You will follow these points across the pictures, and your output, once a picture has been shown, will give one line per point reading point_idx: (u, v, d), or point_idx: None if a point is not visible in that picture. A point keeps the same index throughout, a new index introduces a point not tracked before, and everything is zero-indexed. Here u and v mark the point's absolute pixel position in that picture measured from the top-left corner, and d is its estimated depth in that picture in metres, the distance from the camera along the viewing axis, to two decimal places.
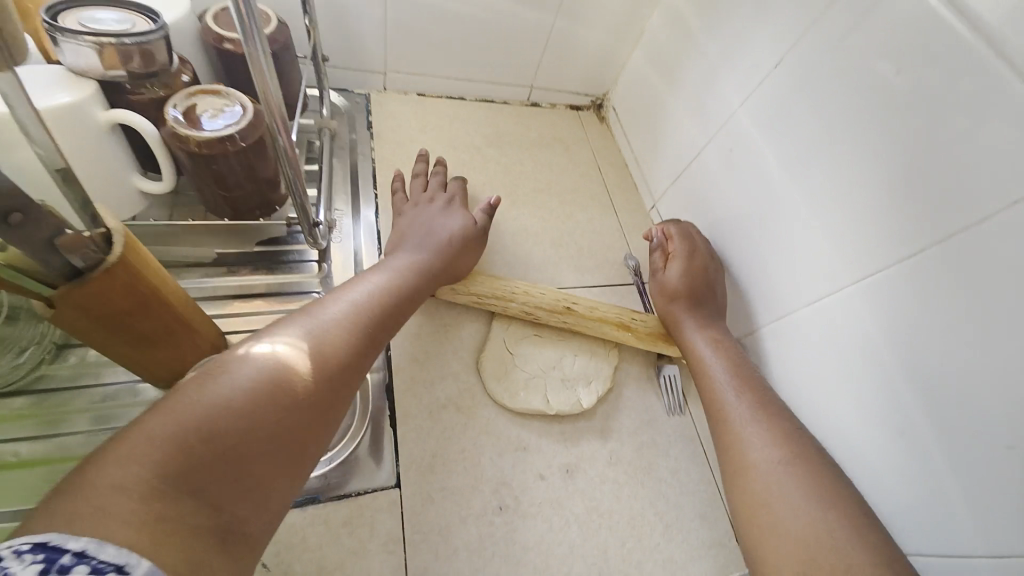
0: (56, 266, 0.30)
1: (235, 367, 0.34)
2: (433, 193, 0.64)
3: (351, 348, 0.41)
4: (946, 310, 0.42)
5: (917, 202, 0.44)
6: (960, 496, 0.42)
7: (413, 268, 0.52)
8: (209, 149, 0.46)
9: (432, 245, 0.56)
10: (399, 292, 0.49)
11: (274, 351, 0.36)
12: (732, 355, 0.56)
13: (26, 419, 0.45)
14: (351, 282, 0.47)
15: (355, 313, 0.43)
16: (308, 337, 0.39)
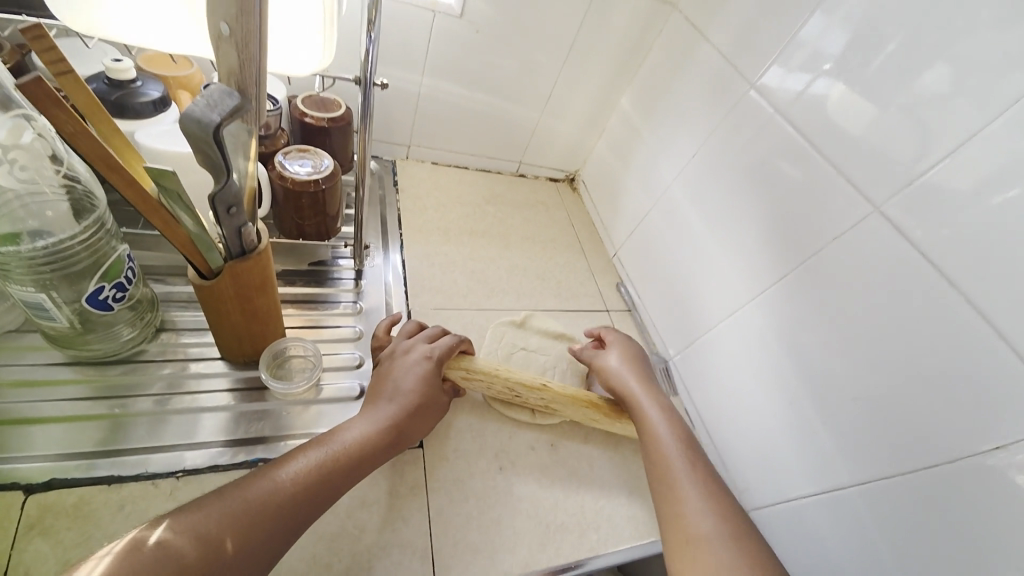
0: (234, 247, 0.46)
1: (146, 553, 0.37)
2: (412, 343, 0.64)
3: (272, 537, 0.42)
4: (808, 311, 0.63)
5: (785, 243, 0.66)
6: (830, 443, 0.60)
7: (360, 438, 0.52)
8: (300, 188, 0.64)
9: (385, 413, 0.55)
10: (335, 472, 0.49)
11: (190, 543, 0.39)
12: (674, 417, 0.63)
13: (121, 381, 0.57)
14: (293, 453, 0.48)
15: (280, 504, 0.44)
16: (225, 523, 0.41)
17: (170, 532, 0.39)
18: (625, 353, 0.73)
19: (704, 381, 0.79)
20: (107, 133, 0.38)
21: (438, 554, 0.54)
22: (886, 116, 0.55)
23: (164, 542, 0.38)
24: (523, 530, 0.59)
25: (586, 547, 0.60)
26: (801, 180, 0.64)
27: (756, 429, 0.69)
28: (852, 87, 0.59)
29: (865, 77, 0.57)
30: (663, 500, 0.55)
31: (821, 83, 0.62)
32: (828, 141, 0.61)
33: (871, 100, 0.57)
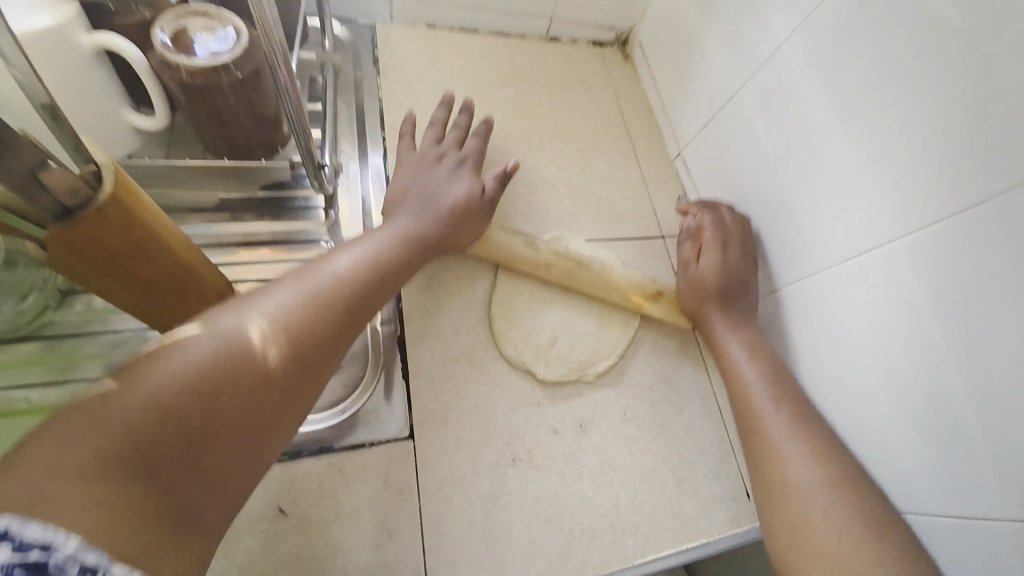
0: (46, 205, 0.29)
1: (195, 344, 0.31)
2: (442, 148, 0.57)
3: (330, 321, 0.37)
4: (1003, 269, 0.39)
5: (982, 149, 0.39)
6: (991, 463, 0.41)
7: (407, 244, 0.48)
8: (201, 80, 0.42)
9: (433, 214, 0.51)
10: (385, 264, 0.44)
11: (245, 329, 0.33)
12: (762, 352, 0.54)
13: (38, 364, 0.45)
14: (335, 249, 0.43)
15: (332, 294, 0.39)
16: (291, 307, 0.36)
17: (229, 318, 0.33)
18: (730, 261, 0.58)
19: (790, 340, 0.58)
20: None
21: (434, 574, 0.44)
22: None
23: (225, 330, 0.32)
24: (540, 539, 0.47)
25: (620, 556, 0.49)
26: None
27: (862, 417, 0.51)
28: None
29: None
30: (751, 443, 0.50)
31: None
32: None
33: None
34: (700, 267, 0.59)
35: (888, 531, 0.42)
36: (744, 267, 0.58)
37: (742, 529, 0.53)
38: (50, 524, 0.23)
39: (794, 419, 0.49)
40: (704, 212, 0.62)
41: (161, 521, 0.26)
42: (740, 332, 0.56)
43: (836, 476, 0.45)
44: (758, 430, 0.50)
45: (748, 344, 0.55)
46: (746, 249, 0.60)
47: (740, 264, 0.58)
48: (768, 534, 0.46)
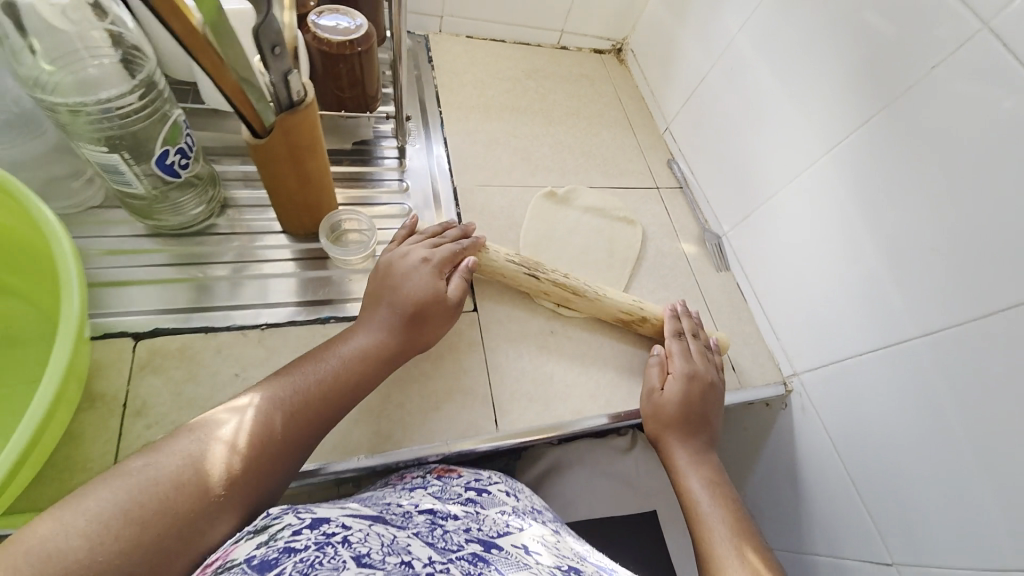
0: (280, 97, 0.46)
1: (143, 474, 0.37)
2: (416, 248, 0.59)
3: (267, 451, 0.42)
4: (888, 160, 0.57)
5: (868, 83, 0.59)
6: (898, 298, 0.58)
7: (364, 352, 0.51)
8: (337, 49, 0.61)
9: (393, 324, 0.53)
10: (336, 384, 0.48)
11: (187, 466, 0.38)
12: (722, 489, 0.57)
13: (160, 252, 0.60)
14: (289, 369, 0.48)
15: (271, 425, 0.43)
16: (241, 439, 0.41)
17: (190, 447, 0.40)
18: (689, 389, 0.61)
19: (761, 252, 0.76)
20: None
21: (499, 399, 0.59)
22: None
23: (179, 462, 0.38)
24: (574, 383, 0.63)
25: (635, 399, 0.64)
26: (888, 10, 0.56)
27: (815, 296, 0.68)
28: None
29: None
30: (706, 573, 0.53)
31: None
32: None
33: None
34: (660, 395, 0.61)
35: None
36: (706, 392, 0.62)
37: None
38: None
39: (751, 562, 0.52)
40: (675, 339, 0.64)
41: None
42: (699, 467, 0.59)
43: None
44: (712, 561, 0.52)
45: (704, 480, 0.58)
46: (710, 387, 0.62)
47: (698, 394, 0.61)
48: None
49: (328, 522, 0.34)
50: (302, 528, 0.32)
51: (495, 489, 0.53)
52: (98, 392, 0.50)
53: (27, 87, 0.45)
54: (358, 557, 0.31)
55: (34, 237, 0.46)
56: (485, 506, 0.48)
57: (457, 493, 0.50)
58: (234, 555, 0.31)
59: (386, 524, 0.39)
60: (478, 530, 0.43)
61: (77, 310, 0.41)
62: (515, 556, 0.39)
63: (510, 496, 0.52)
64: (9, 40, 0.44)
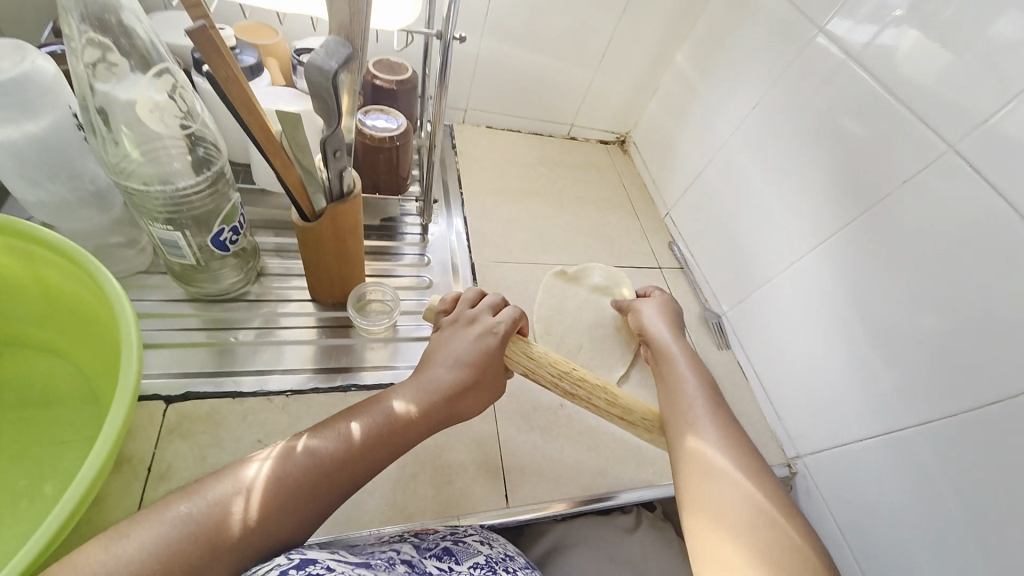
0: (333, 189, 0.52)
1: (174, 516, 0.39)
2: (476, 312, 0.58)
3: (292, 509, 0.42)
4: (872, 258, 0.63)
5: (849, 189, 0.66)
6: (892, 388, 0.61)
7: (403, 414, 0.50)
8: (379, 142, 0.69)
9: (440, 389, 0.53)
10: (376, 444, 0.48)
11: (212, 515, 0.39)
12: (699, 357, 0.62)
13: (196, 316, 0.63)
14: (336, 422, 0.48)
15: (306, 480, 0.44)
16: (264, 486, 0.42)
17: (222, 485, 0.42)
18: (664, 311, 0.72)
19: (760, 333, 0.80)
20: (246, 104, 0.41)
21: (510, 473, 0.60)
22: (950, 64, 0.56)
23: (204, 501, 0.40)
24: (583, 458, 0.64)
25: (642, 477, 0.65)
26: (861, 134, 0.65)
27: (814, 380, 0.71)
28: (925, 32, 0.58)
29: (938, 23, 0.57)
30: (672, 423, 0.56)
31: (889, 33, 0.62)
32: (904, 88, 0.60)
33: (941, 46, 0.56)
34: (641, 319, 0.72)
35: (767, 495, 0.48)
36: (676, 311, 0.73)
37: None
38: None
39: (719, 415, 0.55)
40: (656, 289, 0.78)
41: None
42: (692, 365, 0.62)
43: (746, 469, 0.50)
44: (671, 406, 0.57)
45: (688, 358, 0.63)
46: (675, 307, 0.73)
47: (670, 320, 0.71)
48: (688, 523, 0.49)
49: (316, 564, 0.37)
50: (290, 569, 0.36)
51: (472, 540, 0.50)
52: (127, 455, 0.52)
53: (114, 175, 0.51)
54: None
55: (89, 299, 0.49)
56: (460, 561, 0.46)
57: (435, 544, 0.48)
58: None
59: (369, 569, 0.41)
60: None
61: (133, 378, 0.43)
62: None
63: (489, 545, 0.50)
64: (106, 133, 0.50)
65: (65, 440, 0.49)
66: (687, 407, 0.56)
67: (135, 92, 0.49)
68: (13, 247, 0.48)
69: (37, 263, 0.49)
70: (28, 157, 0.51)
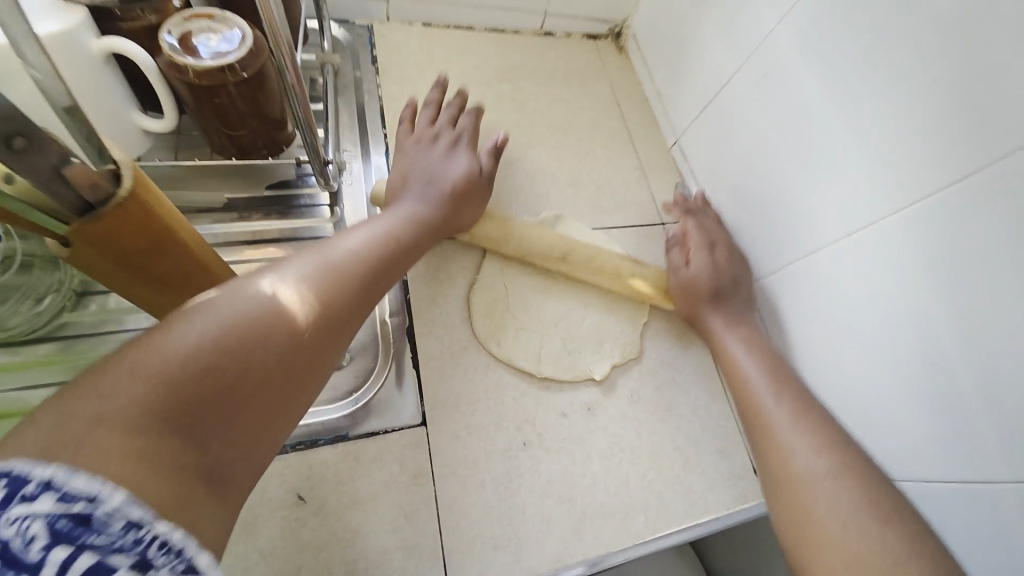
0: (69, 200, 0.29)
1: (211, 311, 0.32)
2: (437, 127, 0.60)
3: (343, 300, 0.39)
4: (993, 241, 0.40)
5: (967, 122, 0.41)
6: (991, 431, 0.42)
7: (401, 229, 0.48)
8: (209, 80, 0.43)
9: (434, 199, 0.53)
10: (393, 249, 0.46)
11: (263, 305, 0.34)
12: (759, 348, 0.55)
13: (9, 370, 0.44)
14: (346, 233, 0.45)
15: (334, 285, 0.39)
16: (277, 303, 0.35)
17: (220, 302, 0.33)
18: (717, 266, 0.60)
19: (794, 319, 0.60)
20: None
21: (454, 554, 0.45)
22: None
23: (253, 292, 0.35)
24: (553, 517, 0.49)
25: (631, 532, 0.50)
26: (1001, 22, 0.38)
27: (863, 394, 0.53)
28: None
29: None
30: (758, 443, 0.50)
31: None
32: None
33: None
34: (693, 274, 0.60)
35: (900, 525, 0.42)
36: (732, 265, 0.60)
37: (749, 505, 0.54)
38: (68, 465, 0.24)
39: (793, 408, 0.50)
40: (689, 217, 0.65)
41: (192, 469, 0.28)
42: (736, 329, 0.57)
43: (882, 507, 0.43)
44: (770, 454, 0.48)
45: (743, 343, 0.56)
46: (733, 249, 0.62)
47: (733, 297, 0.59)
48: (779, 533, 0.45)
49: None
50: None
51: None
52: None
53: None
54: None
55: None
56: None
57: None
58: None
59: None
60: None
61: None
62: None
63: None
64: None
65: None
66: (794, 427, 0.49)
67: None
68: None
69: None
70: None
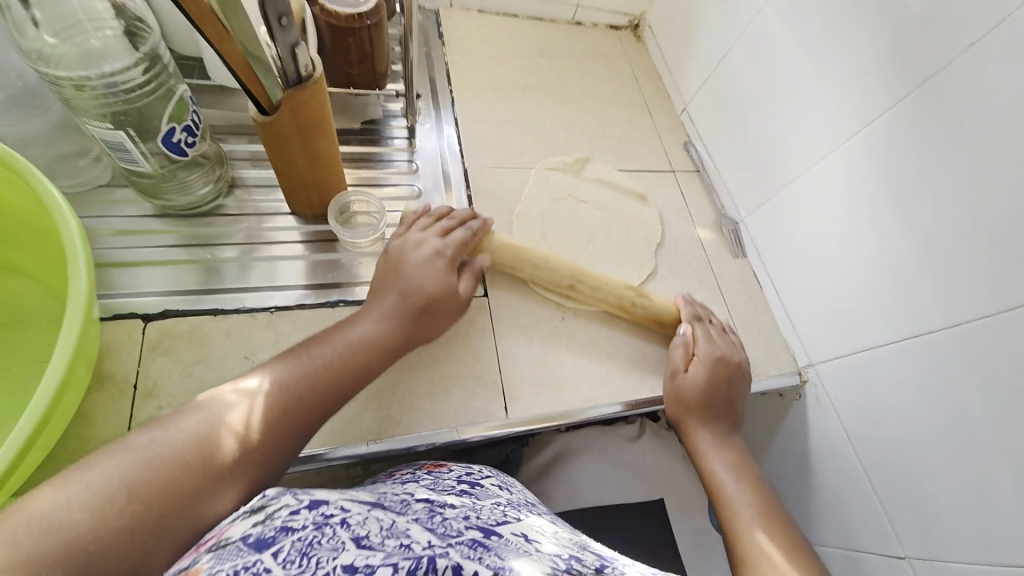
0: (289, 71, 0.45)
1: (133, 453, 0.36)
2: (424, 236, 0.58)
3: (268, 434, 0.41)
4: (920, 145, 0.55)
5: (899, 61, 0.56)
6: (922, 291, 0.56)
7: (354, 351, 0.49)
8: (347, 22, 0.60)
9: (400, 316, 0.52)
10: (337, 373, 0.47)
11: (185, 444, 0.38)
12: (745, 469, 0.58)
13: (182, 233, 0.59)
14: (292, 353, 0.47)
15: (259, 427, 0.41)
16: (198, 436, 0.39)
17: (156, 435, 0.38)
18: (710, 373, 0.61)
19: (779, 239, 0.74)
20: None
21: (510, 385, 0.59)
22: None
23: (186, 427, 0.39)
24: (586, 369, 0.62)
25: (647, 387, 0.63)
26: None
27: (833, 287, 0.66)
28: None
29: None
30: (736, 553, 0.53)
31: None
32: None
33: None
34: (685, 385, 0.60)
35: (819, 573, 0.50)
36: (728, 380, 0.62)
37: None
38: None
39: (782, 544, 0.52)
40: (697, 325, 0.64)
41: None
42: (724, 448, 0.59)
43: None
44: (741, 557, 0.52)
45: (728, 460, 0.58)
46: (733, 367, 0.62)
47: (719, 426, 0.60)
48: None
49: (328, 503, 0.33)
50: (300, 509, 0.32)
51: (488, 485, 0.51)
52: (109, 373, 0.50)
53: (33, 62, 0.44)
54: (357, 538, 0.31)
55: (37, 212, 0.45)
56: (500, 556, 0.33)
57: (450, 485, 0.48)
58: (230, 532, 0.32)
59: (382, 509, 0.37)
60: (472, 525, 0.39)
61: (84, 293, 0.40)
62: (516, 543, 0.37)
63: (534, 545, 0.38)
64: (10, 12, 0.43)
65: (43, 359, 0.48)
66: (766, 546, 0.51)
67: None
68: None
69: None
70: None
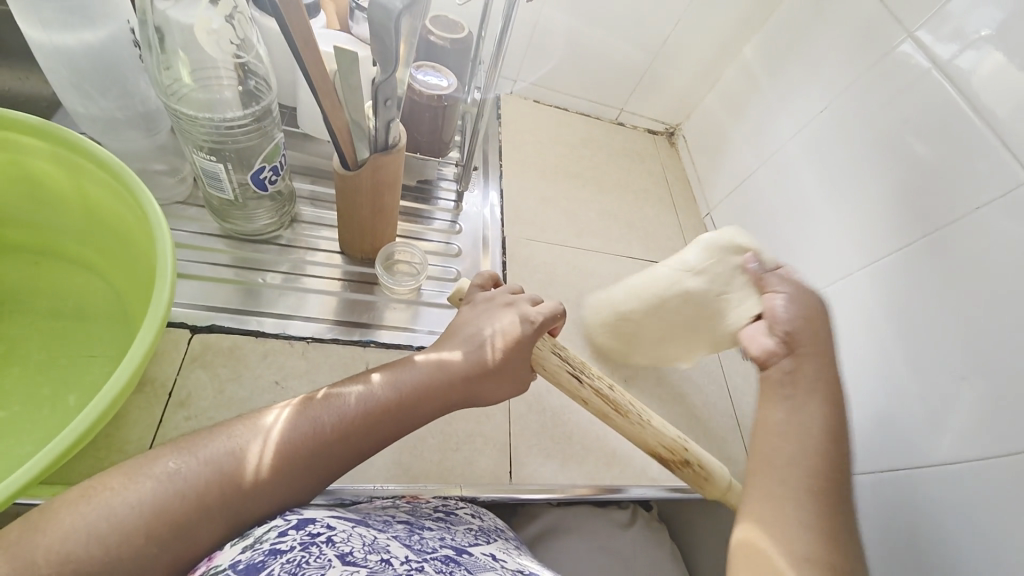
0: (378, 137, 0.51)
1: (167, 470, 0.37)
2: (514, 298, 0.56)
3: (301, 467, 0.41)
4: (922, 289, 0.60)
5: (908, 210, 0.62)
6: (923, 421, 0.58)
7: (402, 399, 0.47)
8: (426, 101, 0.69)
9: (458, 371, 0.50)
10: (382, 418, 0.45)
11: (215, 470, 0.38)
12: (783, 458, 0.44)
13: (245, 254, 0.64)
14: (342, 389, 0.46)
15: (293, 459, 0.41)
16: (234, 461, 0.39)
17: (194, 453, 0.39)
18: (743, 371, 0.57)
19: (789, 347, 0.77)
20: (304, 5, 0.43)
21: (516, 450, 0.60)
22: None
23: (224, 447, 0.40)
24: (591, 448, 0.63)
25: (648, 475, 0.64)
26: (930, 156, 0.61)
27: (837, 404, 0.69)
28: (1010, 57, 0.54)
29: None
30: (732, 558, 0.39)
31: (969, 55, 0.58)
32: (985, 109, 0.56)
33: None
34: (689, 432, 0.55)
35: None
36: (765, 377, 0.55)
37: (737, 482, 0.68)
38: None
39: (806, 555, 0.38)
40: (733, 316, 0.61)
41: None
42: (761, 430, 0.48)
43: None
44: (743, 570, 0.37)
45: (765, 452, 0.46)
46: None
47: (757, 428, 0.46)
48: None
49: (314, 525, 0.36)
50: (288, 530, 0.35)
51: (463, 514, 0.49)
52: (149, 377, 0.53)
53: (165, 96, 0.51)
54: (341, 556, 0.33)
55: (128, 221, 0.49)
56: (471, 571, 0.37)
57: (428, 509, 0.48)
58: (219, 560, 0.34)
59: (366, 527, 0.40)
60: (447, 545, 0.42)
61: (164, 303, 0.43)
62: (483, 560, 0.40)
63: (501, 562, 0.41)
64: (160, 53, 0.50)
65: (92, 354, 0.51)
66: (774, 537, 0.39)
67: (196, 18, 0.49)
68: (58, 155, 0.48)
69: (82, 177, 0.49)
70: (83, 69, 0.52)
